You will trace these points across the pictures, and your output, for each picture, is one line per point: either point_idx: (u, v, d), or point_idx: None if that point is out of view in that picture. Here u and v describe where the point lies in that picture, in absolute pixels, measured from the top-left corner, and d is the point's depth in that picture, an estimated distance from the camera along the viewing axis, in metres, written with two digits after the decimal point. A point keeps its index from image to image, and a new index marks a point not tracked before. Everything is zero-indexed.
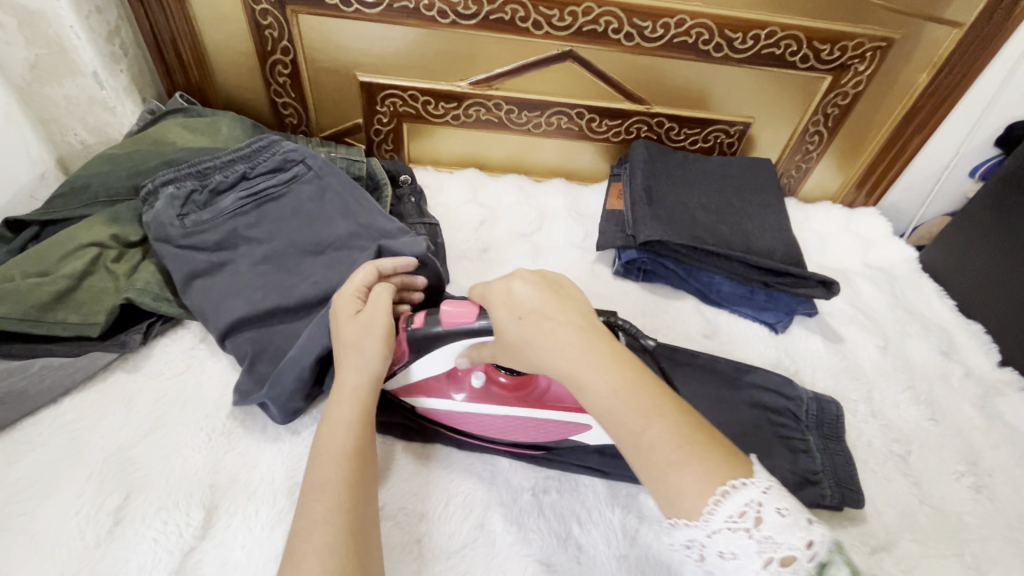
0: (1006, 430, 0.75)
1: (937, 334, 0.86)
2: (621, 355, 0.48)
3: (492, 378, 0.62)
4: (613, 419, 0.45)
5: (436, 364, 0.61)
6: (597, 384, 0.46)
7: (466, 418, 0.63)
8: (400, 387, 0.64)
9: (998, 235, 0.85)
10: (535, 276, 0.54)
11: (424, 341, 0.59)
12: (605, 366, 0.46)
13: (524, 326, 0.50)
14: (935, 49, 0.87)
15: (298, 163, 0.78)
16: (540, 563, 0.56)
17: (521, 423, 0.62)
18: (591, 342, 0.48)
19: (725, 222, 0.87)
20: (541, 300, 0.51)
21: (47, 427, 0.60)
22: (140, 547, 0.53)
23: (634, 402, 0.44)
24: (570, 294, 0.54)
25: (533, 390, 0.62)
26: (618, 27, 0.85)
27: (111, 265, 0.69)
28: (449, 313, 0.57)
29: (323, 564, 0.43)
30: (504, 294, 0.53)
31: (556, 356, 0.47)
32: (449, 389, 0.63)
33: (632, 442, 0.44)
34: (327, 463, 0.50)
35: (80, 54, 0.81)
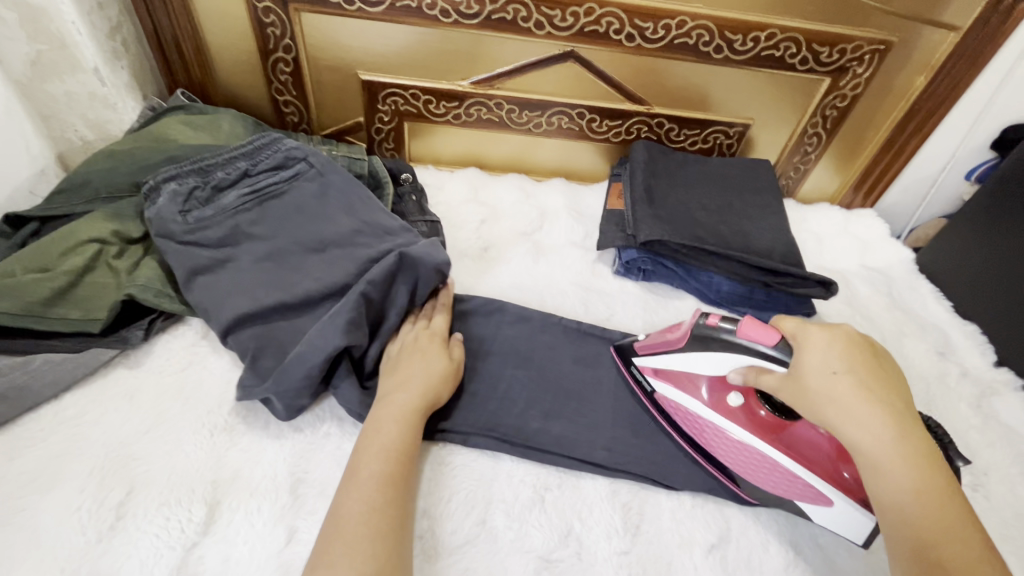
0: (1001, 430, 0.75)
1: (933, 335, 0.87)
2: (932, 459, 0.48)
3: (750, 407, 0.61)
4: (903, 515, 0.46)
5: (699, 367, 0.61)
6: (898, 475, 0.47)
7: (698, 423, 0.63)
8: (650, 367, 0.65)
9: (992, 237, 0.86)
10: (855, 339, 0.54)
11: (706, 339, 0.59)
12: (910, 463, 0.47)
13: (835, 386, 0.51)
14: (932, 52, 0.88)
15: (300, 161, 0.78)
16: (542, 559, 0.56)
17: (756, 459, 0.59)
18: (904, 435, 0.48)
19: (725, 222, 0.87)
20: (858, 367, 0.51)
21: (46, 422, 0.60)
22: (143, 542, 0.53)
23: (936, 509, 0.45)
24: (889, 372, 0.53)
25: (788, 437, 0.60)
26: (620, 28, 0.86)
27: (112, 261, 0.69)
28: (753, 326, 0.56)
29: (374, 549, 0.47)
30: (806, 344, 0.53)
31: (860, 430, 0.49)
32: (698, 390, 0.62)
33: (912, 540, 0.45)
34: (375, 457, 0.54)
35: (82, 51, 0.80)
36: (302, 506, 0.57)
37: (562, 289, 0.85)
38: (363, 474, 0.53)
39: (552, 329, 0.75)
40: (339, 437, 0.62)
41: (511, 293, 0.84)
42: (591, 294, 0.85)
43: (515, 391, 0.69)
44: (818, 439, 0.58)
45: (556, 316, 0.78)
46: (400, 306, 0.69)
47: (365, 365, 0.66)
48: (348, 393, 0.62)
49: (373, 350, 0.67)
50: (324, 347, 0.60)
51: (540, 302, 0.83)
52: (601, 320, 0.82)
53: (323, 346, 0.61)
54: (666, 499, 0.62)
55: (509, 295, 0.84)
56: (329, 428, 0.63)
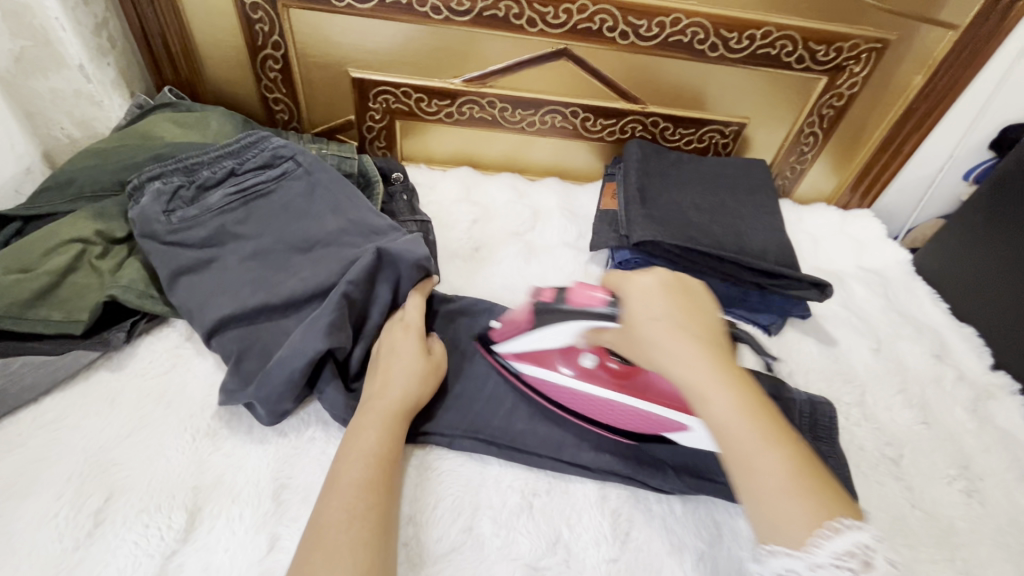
0: (997, 434, 0.74)
1: (930, 337, 0.86)
2: (745, 379, 0.46)
3: (603, 363, 0.63)
4: (730, 439, 0.43)
5: (553, 339, 0.62)
6: (719, 399, 0.44)
7: (567, 392, 0.65)
8: (511, 352, 0.66)
9: (989, 238, 0.85)
10: (672, 280, 0.53)
11: (545, 314, 0.62)
12: (728, 383, 0.45)
13: (655, 326, 0.49)
14: (930, 51, 0.86)
15: (288, 159, 0.77)
16: (529, 567, 0.55)
17: (623, 411, 0.62)
18: (720, 359, 0.46)
19: (719, 223, 0.86)
20: (672, 305, 0.50)
21: (26, 426, 0.59)
22: (121, 550, 0.52)
23: (756, 425, 0.43)
24: (705, 305, 0.52)
25: (641, 381, 0.62)
26: (613, 26, 0.84)
27: (95, 262, 0.68)
28: (580, 291, 0.59)
29: (355, 557, 0.46)
30: (631, 293, 0.53)
31: (682, 362, 0.46)
32: (558, 363, 0.64)
33: (742, 462, 0.42)
34: (358, 461, 0.53)
35: (66, 47, 0.79)
36: (285, 513, 0.56)
37: None
38: (343, 482, 0.51)
39: None
40: (324, 442, 0.61)
41: (502, 294, 0.83)
42: None
43: (504, 394, 0.68)
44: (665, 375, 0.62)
45: None
46: (382, 304, 0.68)
47: (350, 367, 0.65)
48: (334, 398, 0.61)
49: (359, 352, 0.66)
50: (308, 351, 0.59)
51: None
52: None
53: (307, 350, 0.59)
54: (656, 504, 0.61)
55: (500, 295, 0.83)
56: (315, 432, 0.62)
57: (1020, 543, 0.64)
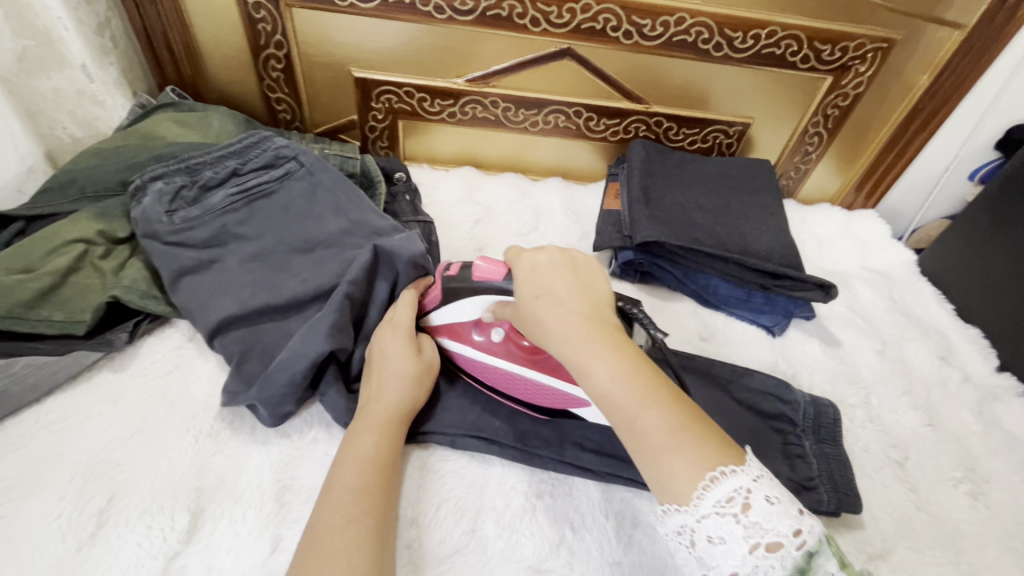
0: (1003, 437, 0.74)
1: (935, 338, 0.85)
2: (624, 343, 0.48)
3: (514, 339, 0.63)
4: (611, 405, 0.45)
5: (464, 314, 0.63)
6: (596, 368, 0.46)
7: (478, 365, 0.66)
8: (432, 325, 0.67)
9: (995, 239, 0.85)
10: (562, 256, 0.54)
11: (452, 290, 0.62)
12: (605, 351, 0.46)
13: (541, 302, 0.50)
14: (936, 50, 0.86)
15: (290, 159, 0.77)
16: (532, 569, 0.55)
17: (531, 386, 0.63)
18: (595, 328, 0.48)
19: (723, 224, 0.86)
20: (559, 281, 0.52)
21: (29, 427, 0.59)
22: (123, 551, 0.52)
23: (633, 388, 0.45)
24: (590, 277, 0.53)
25: (551, 358, 0.62)
26: (617, 25, 0.84)
27: (98, 262, 0.68)
28: (480, 266, 0.58)
29: (350, 563, 0.45)
30: (522, 272, 0.54)
31: (562, 337, 0.48)
32: (472, 338, 0.65)
33: (626, 424, 0.44)
34: (355, 466, 0.53)
35: (68, 47, 0.79)
36: (288, 514, 0.56)
37: None
38: (339, 485, 0.51)
39: None
40: (327, 444, 0.61)
41: None
42: None
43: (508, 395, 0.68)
44: None
45: None
46: (380, 302, 0.68)
47: (352, 368, 0.65)
48: (336, 401, 0.62)
49: (360, 352, 0.66)
50: (310, 352, 0.59)
51: None
52: None
53: (309, 351, 0.59)
54: None
55: None
56: (318, 434, 0.62)
57: None
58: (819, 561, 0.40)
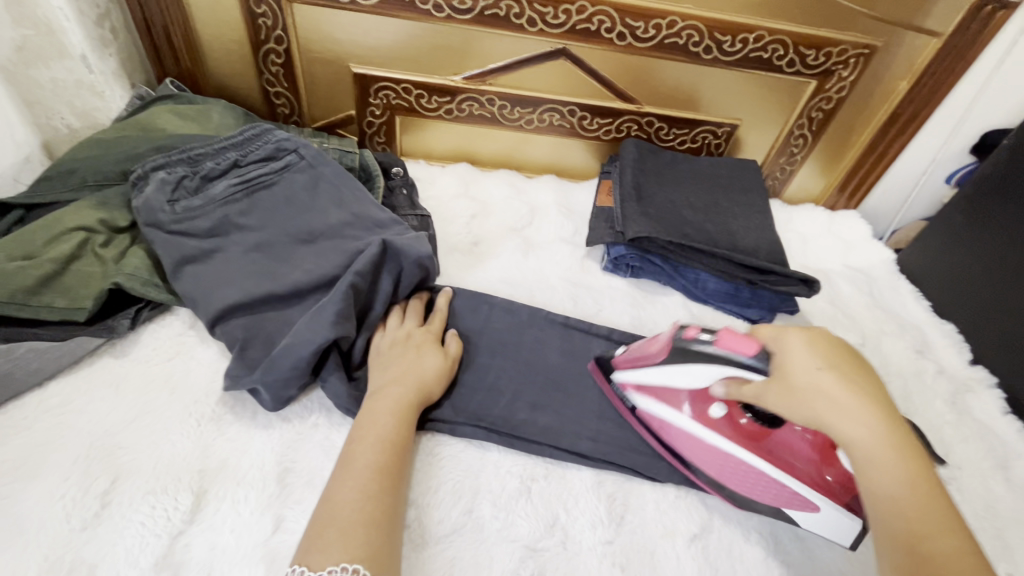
0: (975, 425, 0.78)
1: (912, 333, 0.89)
2: (921, 459, 0.47)
3: (733, 416, 0.61)
4: (896, 512, 0.45)
5: (681, 379, 0.61)
6: (889, 470, 0.46)
7: (681, 437, 0.63)
8: (631, 381, 0.66)
9: (969, 237, 0.88)
10: (836, 338, 0.53)
11: (687, 351, 0.60)
12: (899, 464, 0.46)
13: (823, 382, 0.49)
14: (915, 57, 0.89)
15: (290, 152, 0.78)
16: (528, 548, 0.57)
17: (740, 470, 0.60)
18: (895, 435, 0.47)
19: (712, 221, 0.88)
20: (839, 364, 0.50)
21: (30, 410, 0.60)
22: (128, 531, 0.53)
23: (926, 504, 0.44)
24: (870, 370, 0.52)
25: (770, 444, 0.60)
26: (611, 27, 0.87)
27: (98, 250, 0.69)
28: (729, 336, 0.57)
29: (367, 536, 0.48)
30: (790, 346, 0.53)
31: (855, 424, 0.47)
32: (680, 404, 0.63)
33: (910, 541, 0.43)
34: (370, 445, 0.55)
35: (69, 38, 0.79)
36: (289, 495, 0.57)
37: (551, 284, 0.86)
38: (355, 466, 0.53)
39: (540, 323, 0.76)
40: (327, 428, 0.63)
41: (500, 288, 0.84)
42: (581, 290, 0.86)
43: (504, 382, 0.70)
44: (801, 446, 0.59)
45: (545, 311, 0.79)
46: (386, 296, 0.70)
47: (354, 356, 0.67)
48: (336, 386, 0.63)
49: (361, 342, 0.67)
50: (314, 340, 0.61)
51: (529, 296, 0.83)
52: (590, 315, 0.83)
53: (314, 338, 0.61)
54: (650, 490, 0.63)
55: (498, 289, 0.84)
56: (318, 419, 0.64)
57: (994, 527, 0.67)
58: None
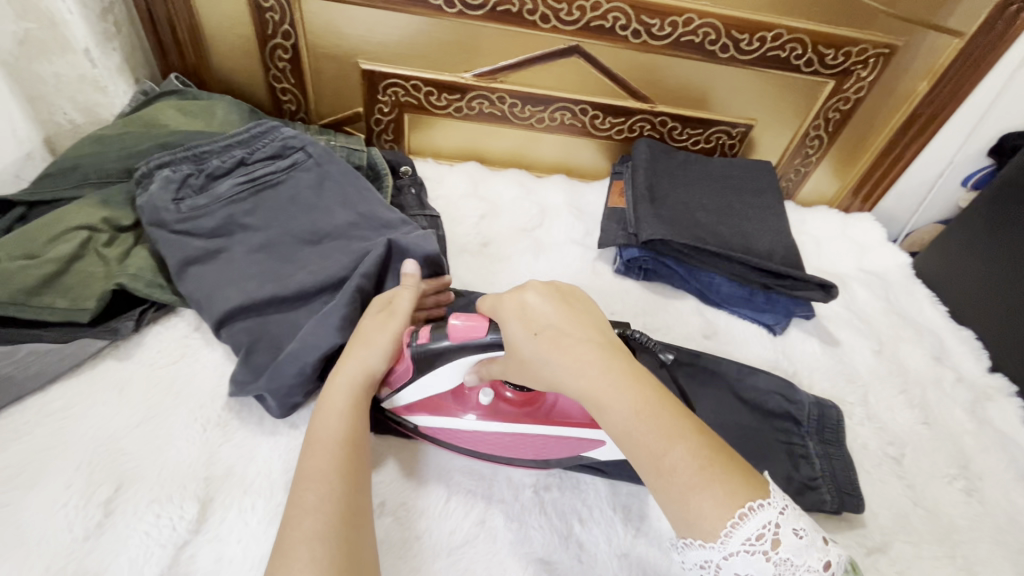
0: (996, 435, 0.76)
1: (930, 339, 0.87)
2: (641, 376, 0.47)
3: (500, 395, 0.61)
4: (632, 445, 0.45)
5: (442, 381, 0.59)
6: (616, 403, 0.45)
7: (475, 438, 0.61)
8: (402, 405, 0.61)
9: (989, 243, 0.87)
10: (547, 288, 0.54)
11: (428, 356, 0.57)
12: (625, 389, 0.46)
13: (542, 342, 0.49)
14: (936, 58, 0.87)
15: (297, 150, 0.77)
16: (542, 560, 0.55)
17: (532, 439, 0.61)
18: (613, 362, 0.48)
19: (726, 223, 0.87)
20: (554, 318, 0.51)
21: (32, 415, 0.58)
22: (132, 540, 0.51)
23: (653, 424, 0.44)
24: (587, 312, 0.53)
25: (541, 406, 0.62)
26: (626, 24, 0.85)
27: (101, 249, 0.67)
28: (458, 326, 0.55)
29: (312, 552, 0.43)
30: (519, 308, 0.53)
31: (574, 376, 0.47)
32: (457, 408, 0.61)
33: (652, 461, 0.43)
34: (322, 451, 0.50)
35: (72, 31, 0.78)
36: None
37: None
38: (305, 472, 0.49)
39: None
40: None
41: (511, 291, 0.83)
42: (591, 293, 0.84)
43: None
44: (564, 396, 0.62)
45: None
46: None
47: None
48: None
49: None
50: (323, 347, 0.60)
51: None
52: None
53: (322, 345, 0.60)
54: None
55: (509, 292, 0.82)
56: None
57: (1018, 541, 0.65)
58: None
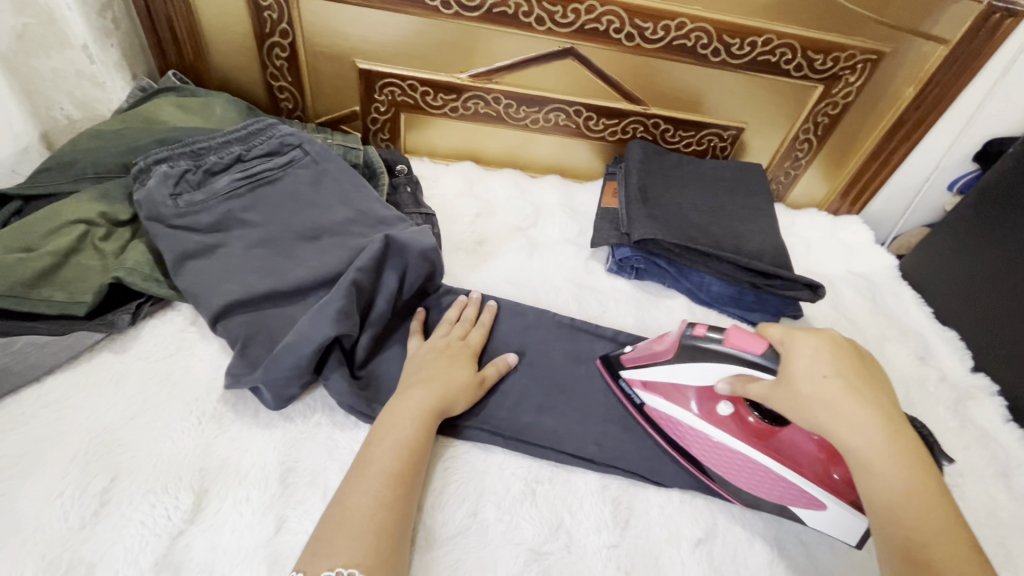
0: (977, 432, 0.78)
1: (914, 340, 0.89)
2: (924, 464, 0.47)
3: (740, 415, 0.62)
4: (893, 518, 0.46)
5: (692, 376, 0.61)
6: (890, 476, 0.46)
7: (691, 436, 0.63)
8: (640, 380, 0.66)
9: (974, 245, 0.88)
10: (845, 341, 0.53)
11: (695, 349, 0.60)
12: (901, 468, 0.46)
13: (826, 390, 0.49)
14: (922, 64, 0.89)
15: (295, 147, 0.77)
16: (532, 552, 0.56)
17: (749, 468, 0.60)
18: (895, 438, 0.48)
19: (718, 224, 0.88)
20: (848, 372, 0.50)
21: (28, 406, 0.59)
22: (127, 530, 0.52)
23: (924, 507, 0.45)
24: (875, 375, 0.52)
25: (777, 443, 0.60)
26: (620, 27, 0.86)
27: (99, 243, 0.68)
28: (739, 334, 0.57)
29: (378, 545, 0.48)
30: (793, 351, 0.53)
31: (852, 435, 0.48)
32: (688, 403, 0.63)
33: (908, 543, 0.44)
34: (388, 449, 0.55)
35: (71, 26, 0.78)
36: (292, 496, 0.56)
37: (555, 285, 0.85)
38: (373, 470, 0.53)
39: (546, 324, 0.75)
40: (330, 428, 0.62)
41: (505, 289, 0.84)
42: (585, 291, 0.85)
43: (510, 384, 0.69)
44: (805, 443, 0.59)
45: (550, 312, 0.78)
46: (389, 292, 0.69)
47: (356, 355, 0.66)
48: (341, 385, 0.62)
49: (364, 340, 0.66)
50: (319, 340, 0.60)
51: (533, 297, 0.83)
52: (594, 316, 0.82)
53: (319, 338, 0.60)
54: (655, 495, 0.62)
55: (503, 290, 0.83)
56: (321, 418, 0.63)
57: (997, 535, 0.67)
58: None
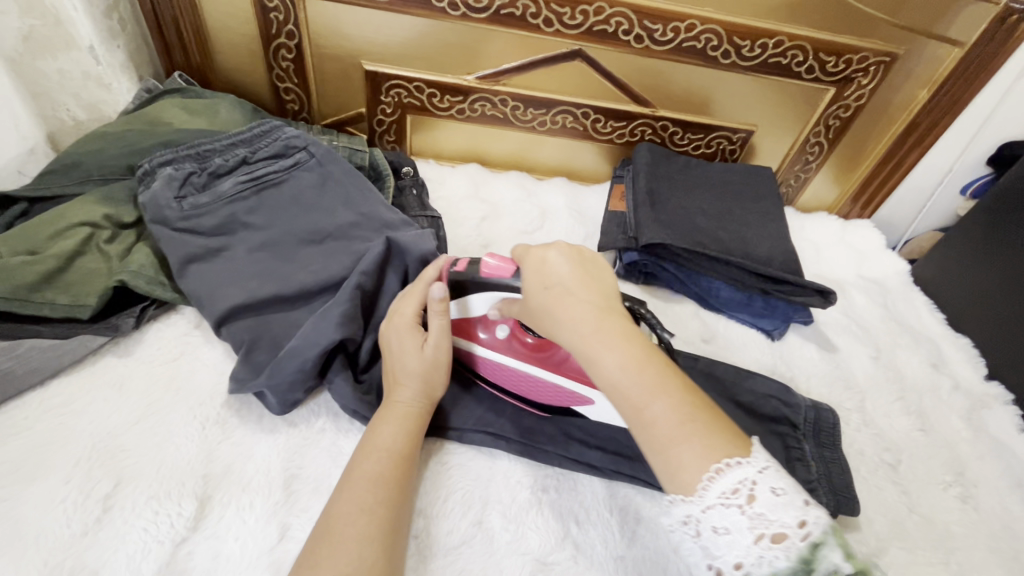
0: (991, 442, 0.76)
1: (927, 346, 0.88)
2: (636, 336, 0.48)
3: (518, 335, 0.64)
4: (620, 392, 0.46)
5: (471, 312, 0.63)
6: (606, 358, 0.47)
7: (487, 363, 0.66)
8: None
9: (989, 251, 0.87)
10: (571, 249, 0.54)
11: (461, 287, 0.62)
12: (617, 344, 0.47)
13: (549, 297, 0.50)
14: (937, 67, 0.88)
15: (300, 150, 0.77)
16: (538, 562, 0.55)
17: (534, 382, 0.64)
18: (605, 320, 0.48)
19: (726, 228, 0.87)
20: (567, 275, 0.51)
21: (32, 410, 0.58)
22: (129, 537, 0.51)
23: (642, 376, 0.46)
24: (599, 268, 0.53)
25: (552, 355, 0.63)
26: (629, 29, 0.85)
27: (103, 246, 0.67)
28: (489, 265, 0.58)
29: (360, 552, 0.46)
30: (532, 265, 0.53)
31: (569, 331, 0.48)
32: (477, 334, 0.65)
33: (634, 413, 0.46)
34: (378, 457, 0.53)
35: (76, 27, 0.78)
36: (296, 503, 0.56)
37: None
38: (355, 475, 0.52)
39: None
40: (334, 434, 0.61)
41: None
42: None
43: None
44: None
45: None
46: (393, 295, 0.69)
47: (360, 359, 0.65)
48: (344, 390, 0.61)
49: (367, 343, 0.66)
50: (324, 344, 0.60)
51: None
52: None
53: (323, 342, 0.60)
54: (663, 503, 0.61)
55: None
56: (324, 424, 0.62)
57: (1013, 548, 0.65)
58: (824, 553, 0.39)
